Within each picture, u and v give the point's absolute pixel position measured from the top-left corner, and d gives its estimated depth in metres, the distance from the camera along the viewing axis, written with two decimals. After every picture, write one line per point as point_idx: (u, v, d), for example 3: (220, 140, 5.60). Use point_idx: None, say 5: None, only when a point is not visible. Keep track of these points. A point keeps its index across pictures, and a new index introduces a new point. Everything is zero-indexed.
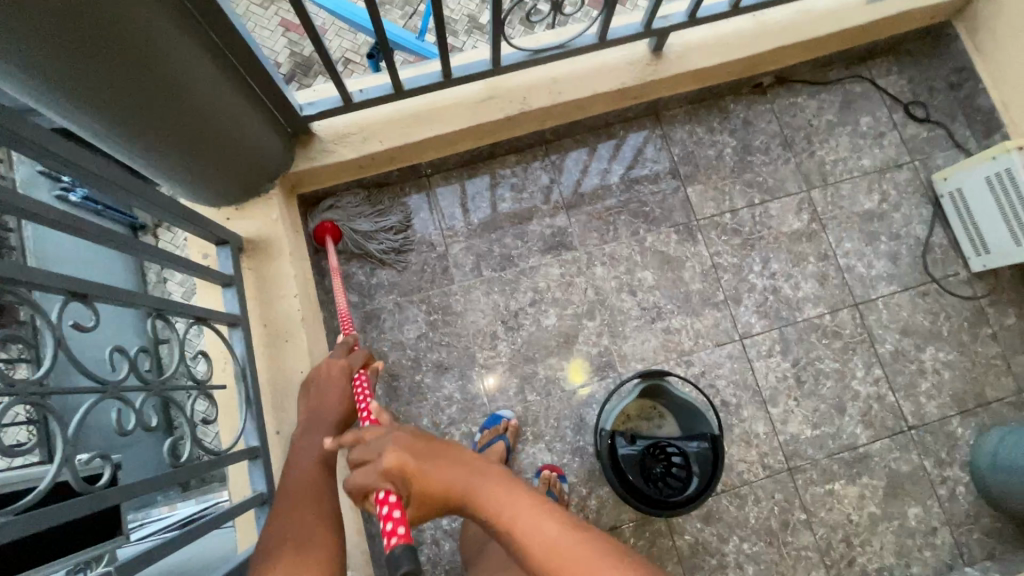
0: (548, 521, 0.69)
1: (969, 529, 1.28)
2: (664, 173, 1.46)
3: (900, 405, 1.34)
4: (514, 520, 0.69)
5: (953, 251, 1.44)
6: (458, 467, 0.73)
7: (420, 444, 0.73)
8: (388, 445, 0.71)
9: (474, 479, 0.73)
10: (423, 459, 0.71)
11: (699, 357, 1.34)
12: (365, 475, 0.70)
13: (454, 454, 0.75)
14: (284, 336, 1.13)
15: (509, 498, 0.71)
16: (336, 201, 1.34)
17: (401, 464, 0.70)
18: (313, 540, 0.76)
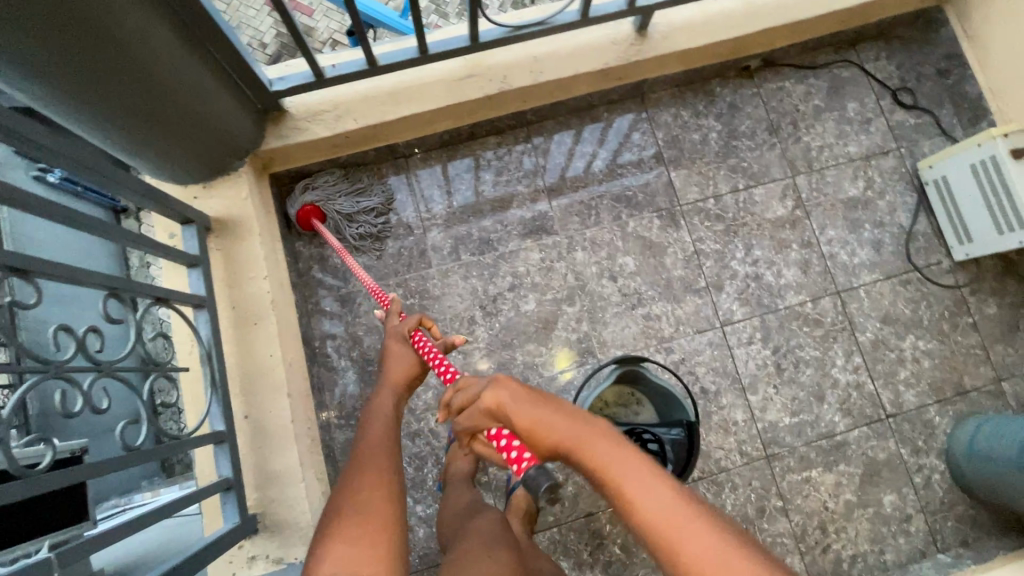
0: (659, 480, 0.66)
1: (943, 516, 1.29)
2: (648, 157, 1.43)
3: (879, 394, 1.34)
4: (624, 481, 0.66)
5: (936, 240, 1.43)
6: (564, 418, 0.72)
7: (523, 391, 0.74)
8: (490, 387, 0.74)
9: (576, 429, 0.71)
10: (526, 404, 0.72)
11: (679, 344, 1.33)
12: (471, 415, 0.75)
13: (559, 406, 0.73)
14: (253, 319, 1.10)
15: (616, 456, 0.68)
16: (311, 181, 1.30)
17: (499, 407, 0.73)
18: (376, 498, 0.72)
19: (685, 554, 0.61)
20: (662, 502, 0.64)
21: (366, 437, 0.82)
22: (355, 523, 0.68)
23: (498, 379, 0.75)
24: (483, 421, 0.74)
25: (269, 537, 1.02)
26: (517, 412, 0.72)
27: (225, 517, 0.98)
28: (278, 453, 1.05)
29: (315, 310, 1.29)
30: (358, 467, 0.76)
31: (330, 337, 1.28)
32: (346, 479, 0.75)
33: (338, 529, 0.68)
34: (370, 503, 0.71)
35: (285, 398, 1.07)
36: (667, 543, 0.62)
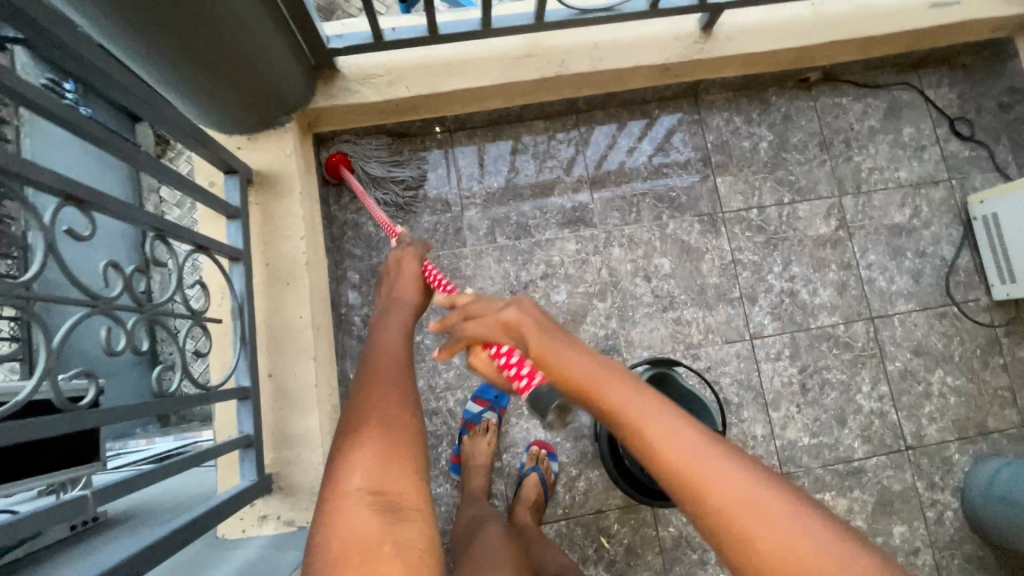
0: (675, 416, 0.62)
1: (951, 553, 1.28)
2: (696, 160, 1.40)
3: (901, 424, 1.33)
4: (633, 410, 0.63)
5: (976, 276, 1.40)
6: (572, 349, 0.71)
7: (538, 315, 0.76)
8: (511, 305, 0.77)
9: (583, 362, 0.69)
10: (538, 329, 0.73)
11: (706, 352, 1.31)
12: (483, 328, 0.77)
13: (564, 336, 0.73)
14: (286, 278, 1.08)
15: (625, 390, 0.65)
16: (353, 139, 1.28)
17: (514, 322, 0.75)
18: (394, 416, 0.70)
19: (704, 489, 0.57)
20: (676, 438, 0.60)
21: (379, 356, 0.80)
22: (380, 439, 0.67)
23: (517, 303, 0.77)
24: (494, 334, 0.77)
25: (283, 498, 1.02)
26: (529, 333, 0.73)
27: (243, 474, 0.97)
28: (298, 416, 1.04)
29: (345, 277, 1.27)
30: (374, 383, 0.75)
31: (358, 306, 1.26)
32: (361, 396, 0.73)
33: (361, 441, 0.67)
34: (392, 420, 0.70)
35: (310, 361, 1.05)
36: (681, 476, 0.58)
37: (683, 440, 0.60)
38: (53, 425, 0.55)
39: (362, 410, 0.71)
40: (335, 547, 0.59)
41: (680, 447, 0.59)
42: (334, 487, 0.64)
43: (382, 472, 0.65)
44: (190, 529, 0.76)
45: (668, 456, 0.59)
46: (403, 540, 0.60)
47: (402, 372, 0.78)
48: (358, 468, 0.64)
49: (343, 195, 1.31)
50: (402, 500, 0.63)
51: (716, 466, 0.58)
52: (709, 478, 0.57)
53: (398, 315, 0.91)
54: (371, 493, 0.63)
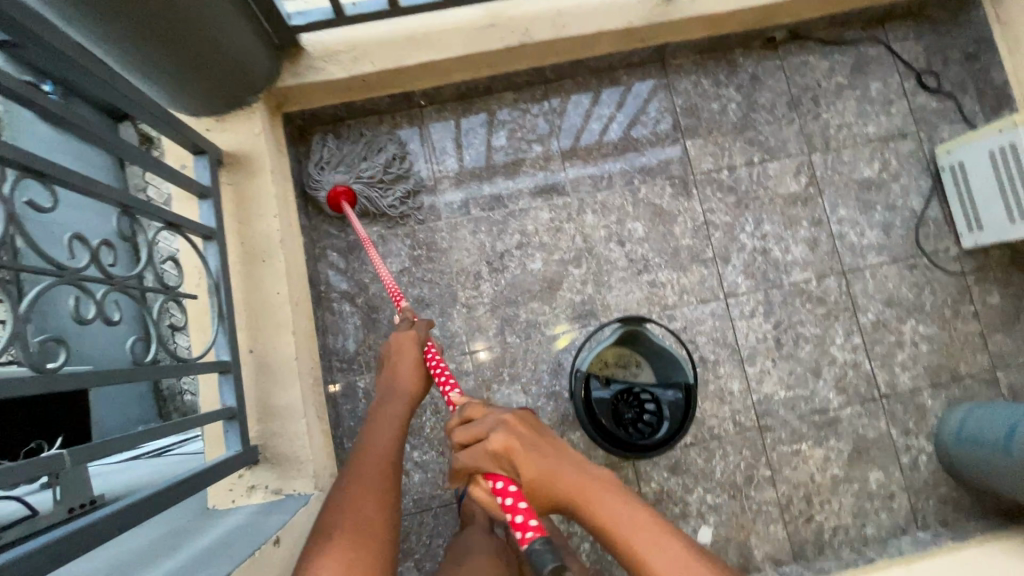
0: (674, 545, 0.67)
1: (926, 496, 1.32)
2: (666, 125, 1.42)
3: (875, 374, 1.36)
4: (635, 543, 0.67)
5: (946, 226, 1.43)
6: (579, 472, 0.72)
7: (532, 429, 0.74)
8: (498, 427, 0.72)
9: (585, 479, 0.71)
10: (536, 448, 0.71)
11: (682, 313, 1.33)
12: (476, 455, 0.71)
13: (560, 449, 0.74)
14: (261, 256, 1.10)
15: (622, 514, 0.69)
16: (320, 159, 1.28)
17: (506, 449, 0.70)
18: (371, 535, 0.69)
19: None
20: (673, 564, 0.66)
21: (368, 457, 0.80)
22: (350, 556, 0.66)
23: (506, 421, 0.73)
24: (488, 467, 0.71)
25: (269, 468, 1.04)
26: (525, 454, 0.71)
27: (227, 444, 0.99)
28: (280, 389, 1.06)
29: (322, 255, 1.29)
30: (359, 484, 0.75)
31: (337, 283, 1.28)
32: (341, 501, 0.72)
33: (327, 559, 0.65)
34: (364, 539, 0.68)
35: (289, 336, 1.08)
36: None
37: (679, 558, 0.66)
38: (29, 387, 0.58)
39: (340, 521, 0.69)
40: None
41: (676, 567, 0.66)
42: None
43: None
44: (167, 493, 0.79)
45: None
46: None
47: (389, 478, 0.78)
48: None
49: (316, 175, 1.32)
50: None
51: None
52: None
53: (397, 405, 0.92)
54: None
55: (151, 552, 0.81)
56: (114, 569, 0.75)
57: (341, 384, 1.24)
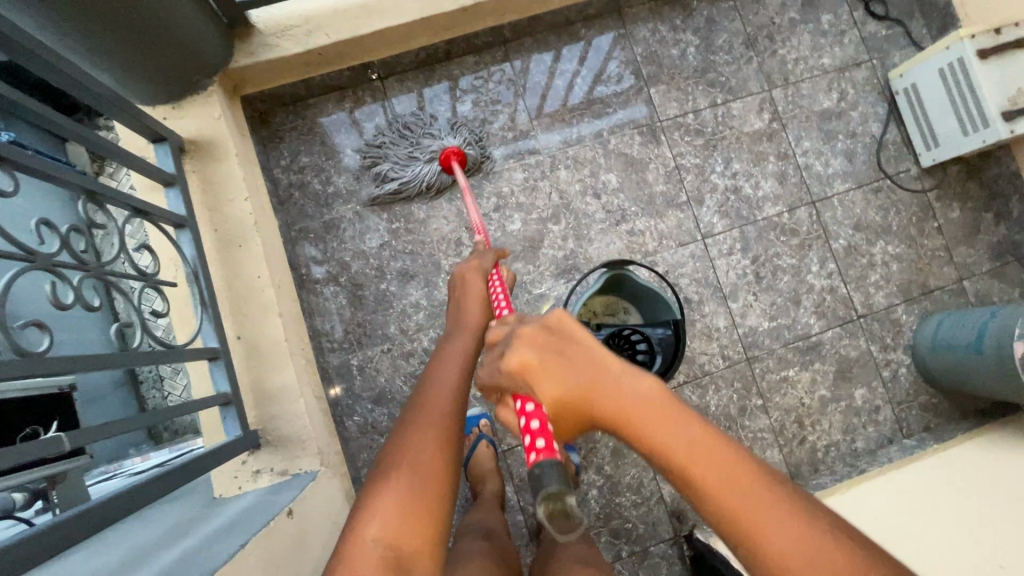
0: (729, 463, 0.62)
1: (908, 405, 1.39)
2: (629, 75, 1.42)
3: (851, 296, 1.41)
4: (685, 457, 0.63)
5: (905, 148, 1.47)
6: (623, 385, 0.68)
7: (561, 344, 0.72)
8: (515, 343, 0.72)
9: (626, 392, 0.68)
10: (560, 365, 0.70)
11: (663, 258, 1.36)
12: (495, 371, 0.73)
13: (598, 360, 0.71)
14: (237, 241, 1.08)
15: (664, 426, 0.65)
16: (386, 161, 1.27)
17: (523, 366, 0.70)
18: (430, 465, 0.67)
19: (758, 538, 0.58)
20: (723, 480, 0.61)
21: (437, 386, 0.78)
22: (409, 486, 0.66)
23: (526, 336, 0.73)
24: (507, 384, 0.72)
25: (272, 451, 1.04)
26: (545, 369, 0.70)
27: (226, 430, 0.98)
28: (273, 371, 1.06)
29: (299, 238, 1.27)
30: (421, 415, 0.73)
31: (319, 264, 1.27)
32: (403, 430, 0.72)
33: (386, 490, 0.66)
34: (421, 464, 0.68)
35: (276, 318, 1.07)
36: (739, 527, 0.59)
37: (732, 472, 0.61)
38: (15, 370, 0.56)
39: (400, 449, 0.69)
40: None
41: (738, 491, 0.60)
42: (350, 538, 0.63)
43: (402, 526, 0.63)
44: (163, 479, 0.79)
45: (729, 504, 0.60)
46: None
47: (455, 407, 0.75)
48: (376, 519, 0.64)
49: (282, 157, 1.29)
50: (415, 564, 0.62)
51: (764, 507, 0.59)
52: (767, 532, 0.58)
53: (465, 335, 0.91)
54: (387, 550, 0.62)
55: (162, 538, 0.81)
56: (124, 556, 0.75)
57: (335, 365, 1.24)
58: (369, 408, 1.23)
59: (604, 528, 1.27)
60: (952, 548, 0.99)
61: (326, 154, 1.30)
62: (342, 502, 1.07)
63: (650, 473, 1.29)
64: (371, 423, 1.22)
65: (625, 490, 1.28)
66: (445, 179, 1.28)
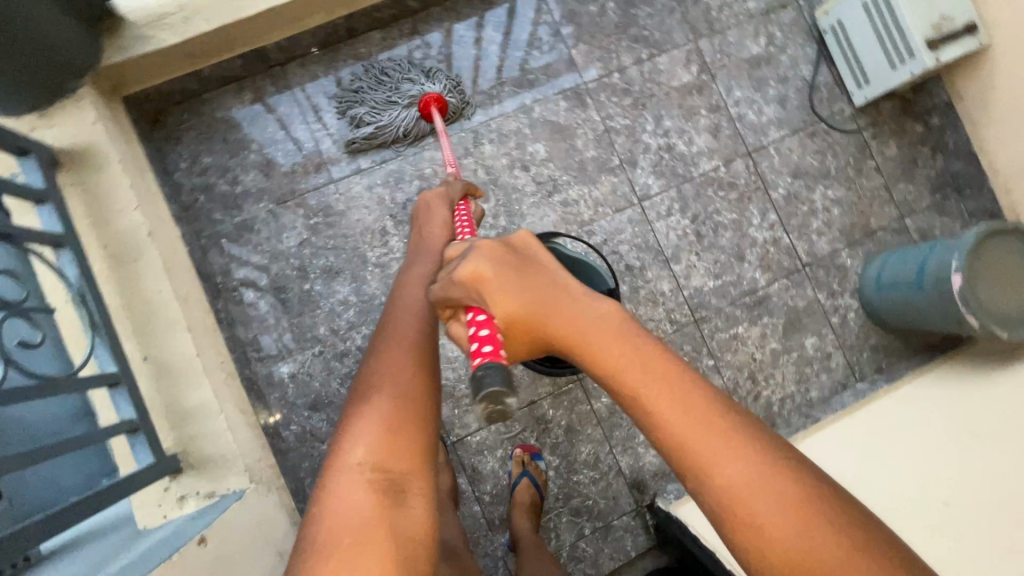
0: (677, 387, 0.60)
1: (860, 349, 1.38)
2: (548, 38, 1.35)
3: (795, 246, 1.38)
4: (631, 380, 0.62)
5: (838, 88, 1.44)
6: (580, 309, 0.68)
7: (519, 263, 0.73)
8: (472, 255, 0.71)
9: (582, 315, 0.68)
10: (518, 282, 0.69)
11: (600, 226, 1.31)
12: (447, 284, 0.71)
13: (555, 281, 0.72)
14: (131, 255, 0.99)
15: (618, 347, 0.64)
16: (364, 103, 1.23)
17: (477, 277, 0.69)
18: (407, 392, 0.70)
19: (698, 465, 0.56)
20: (675, 400, 0.59)
21: (401, 314, 0.80)
22: (390, 411, 0.68)
23: (484, 250, 0.72)
24: (462, 296, 0.70)
25: (196, 474, 0.97)
26: (498, 281, 0.69)
27: (137, 459, 0.92)
28: (188, 389, 0.99)
29: (210, 244, 1.19)
30: (393, 344, 0.76)
31: (234, 270, 1.19)
32: (377, 358, 0.75)
33: (368, 411, 0.69)
34: (399, 383, 0.71)
35: (185, 332, 1.00)
36: (684, 453, 0.57)
37: (685, 396, 0.60)
38: None
39: (376, 379, 0.72)
40: (334, 531, 0.61)
41: (683, 415, 0.58)
42: (336, 465, 0.66)
43: (387, 444, 0.67)
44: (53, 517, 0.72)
45: (673, 428, 0.58)
46: (396, 526, 0.62)
47: (423, 335, 0.78)
48: (361, 444, 0.66)
49: (181, 160, 1.19)
50: (405, 485, 0.65)
51: (716, 428, 0.57)
52: (710, 458, 0.56)
53: (426, 258, 0.91)
54: (374, 467, 0.65)
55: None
56: None
57: (265, 374, 1.17)
58: (305, 414, 1.17)
59: (564, 508, 1.24)
60: (899, 482, 0.99)
61: (229, 152, 1.21)
62: (283, 520, 1.01)
63: (605, 446, 1.27)
64: (309, 429, 1.16)
65: (582, 467, 1.25)
66: (423, 127, 1.24)
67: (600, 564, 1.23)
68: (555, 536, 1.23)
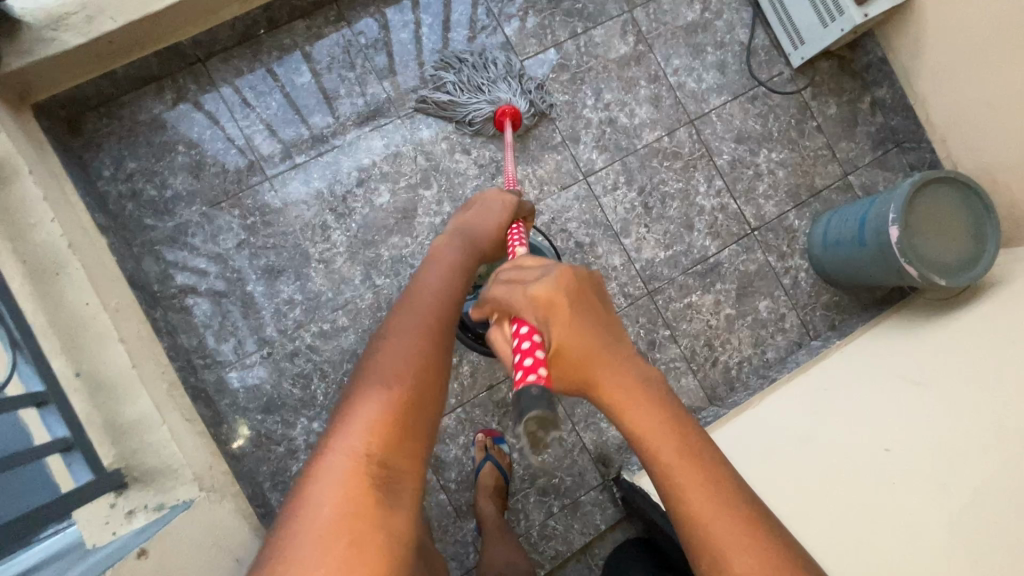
0: (709, 471, 0.57)
1: (812, 307, 1.40)
2: (480, 18, 1.32)
3: (743, 211, 1.39)
4: (666, 450, 0.57)
5: (774, 51, 1.44)
6: (629, 367, 0.62)
7: (593, 306, 0.64)
8: (550, 276, 0.63)
9: (631, 375, 0.61)
10: (584, 322, 0.62)
11: (547, 205, 1.30)
12: (513, 295, 0.63)
13: (608, 330, 0.64)
14: (52, 268, 0.96)
15: (656, 417, 0.59)
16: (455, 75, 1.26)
17: (550, 300, 0.61)
18: (423, 387, 0.62)
19: (705, 548, 0.55)
20: (703, 487, 0.56)
21: (424, 293, 0.71)
22: (399, 403, 0.60)
23: (563, 275, 0.63)
24: (524, 312, 0.62)
25: (141, 488, 0.94)
26: (564, 313, 0.62)
27: (75, 478, 0.88)
28: (126, 401, 0.97)
29: (143, 252, 1.15)
30: (407, 325, 0.66)
31: (172, 276, 1.16)
32: (388, 337, 0.66)
33: (373, 399, 0.60)
34: (411, 370, 0.62)
35: (118, 343, 0.98)
36: (701, 535, 0.55)
37: (716, 483, 0.57)
38: None
39: (386, 366, 0.62)
40: (324, 525, 0.53)
41: (711, 501, 0.56)
42: (332, 446, 0.58)
43: (390, 437, 0.58)
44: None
45: (696, 510, 0.56)
46: (388, 526, 0.55)
47: (444, 324, 0.69)
48: (361, 433, 0.58)
49: (105, 168, 1.15)
50: (400, 481, 0.58)
51: (732, 525, 0.55)
52: (723, 547, 0.54)
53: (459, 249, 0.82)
54: (376, 461, 0.57)
55: None
56: None
57: (213, 381, 1.15)
58: (258, 419, 1.15)
59: (531, 488, 1.24)
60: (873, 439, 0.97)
61: (155, 156, 1.17)
62: (239, 525, 0.99)
63: (568, 424, 1.27)
64: (264, 433, 1.14)
65: None
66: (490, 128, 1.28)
67: (570, 540, 1.24)
68: (523, 517, 1.23)
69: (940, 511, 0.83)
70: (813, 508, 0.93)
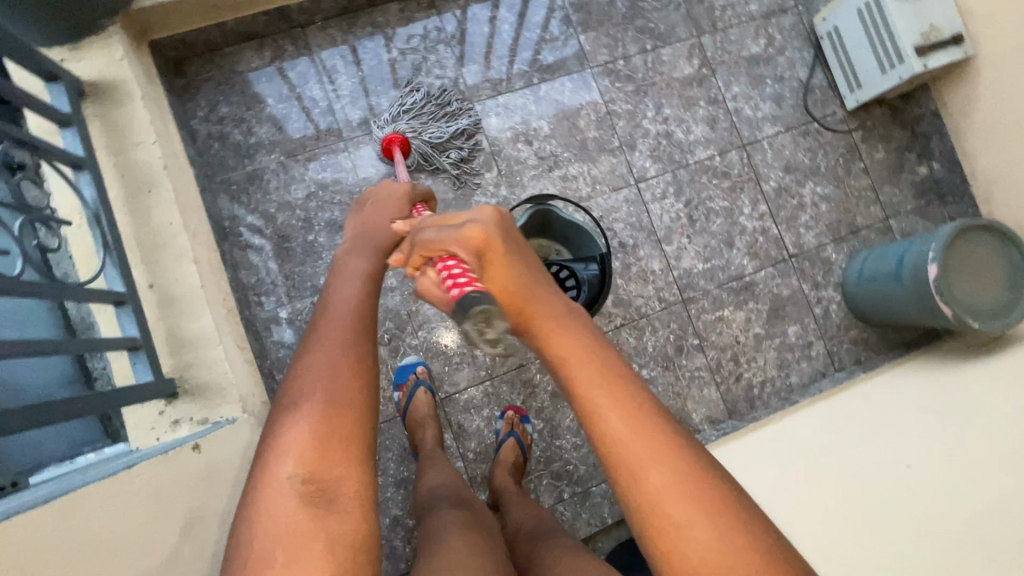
0: (624, 391, 0.56)
1: (840, 339, 1.42)
2: (558, 24, 1.42)
3: (783, 236, 1.44)
4: (582, 377, 0.57)
5: (831, 91, 1.51)
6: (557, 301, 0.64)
7: (521, 247, 0.69)
8: (479, 219, 0.67)
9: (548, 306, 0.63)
10: (516, 256, 0.66)
11: (597, 203, 1.36)
12: (446, 230, 0.66)
13: (533, 272, 0.66)
14: (146, 185, 1.04)
15: (579, 346, 0.59)
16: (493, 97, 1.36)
17: (485, 242, 0.65)
18: (347, 394, 0.59)
19: (625, 473, 0.54)
20: (620, 408, 0.55)
21: (330, 306, 0.68)
22: (321, 415, 0.57)
23: (493, 218, 0.68)
24: (453, 242, 0.65)
25: (190, 399, 1.00)
26: (495, 248, 0.65)
27: (136, 377, 0.95)
28: (189, 318, 1.02)
29: (220, 190, 1.24)
30: (325, 337, 0.63)
31: (242, 216, 1.24)
32: (306, 354, 0.63)
33: (300, 418, 0.57)
34: (334, 379, 0.59)
35: (191, 264, 1.03)
36: (620, 457, 0.54)
37: (629, 401, 0.56)
38: None
39: (310, 380, 0.60)
40: (262, 554, 0.51)
41: (624, 423, 0.55)
42: (262, 472, 0.55)
43: (318, 452, 0.55)
44: (47, 408, 0.75)
45: (618, 439, 0.54)
46: (330, 538, 0.53)
47: (364, 329, 0.65)
48: (291, 455, 0.55)
49: (200, 109, 1.25)
50: (338, 492, 0.55)
51: (645, 437, 0.54)
52: (644, 467, 0.53)
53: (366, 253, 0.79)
54: (304, 480, 0.54)
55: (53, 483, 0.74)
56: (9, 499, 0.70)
57: (263, 318, 1.21)
58: None
59: (546, 471, 1.27)
60: (884, 462, 0.99)
61: (246, 105, 1.27)
62: None
63: None
64: None
65: (566, 433, 1.29)
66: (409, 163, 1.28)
67: (576, 528, 1.26)
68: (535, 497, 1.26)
69: (945, 526, 0.87)
70: (828, 524, 0.93)
